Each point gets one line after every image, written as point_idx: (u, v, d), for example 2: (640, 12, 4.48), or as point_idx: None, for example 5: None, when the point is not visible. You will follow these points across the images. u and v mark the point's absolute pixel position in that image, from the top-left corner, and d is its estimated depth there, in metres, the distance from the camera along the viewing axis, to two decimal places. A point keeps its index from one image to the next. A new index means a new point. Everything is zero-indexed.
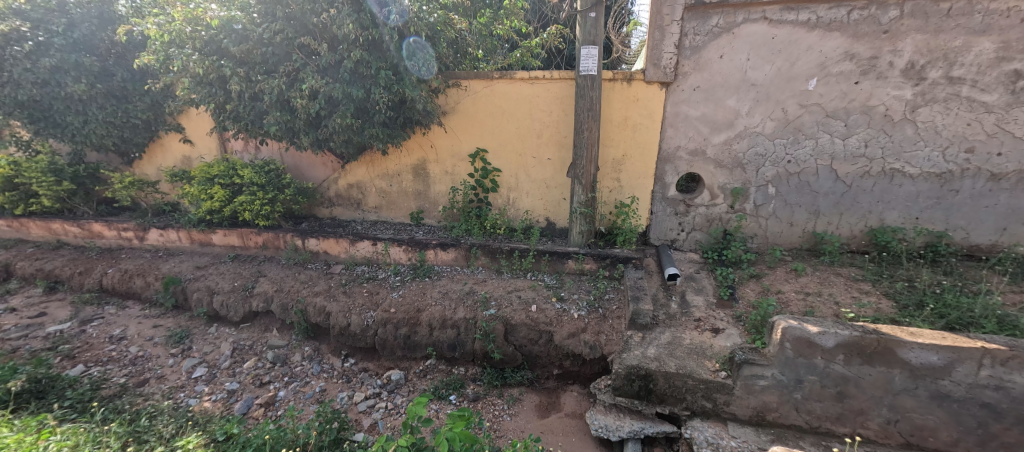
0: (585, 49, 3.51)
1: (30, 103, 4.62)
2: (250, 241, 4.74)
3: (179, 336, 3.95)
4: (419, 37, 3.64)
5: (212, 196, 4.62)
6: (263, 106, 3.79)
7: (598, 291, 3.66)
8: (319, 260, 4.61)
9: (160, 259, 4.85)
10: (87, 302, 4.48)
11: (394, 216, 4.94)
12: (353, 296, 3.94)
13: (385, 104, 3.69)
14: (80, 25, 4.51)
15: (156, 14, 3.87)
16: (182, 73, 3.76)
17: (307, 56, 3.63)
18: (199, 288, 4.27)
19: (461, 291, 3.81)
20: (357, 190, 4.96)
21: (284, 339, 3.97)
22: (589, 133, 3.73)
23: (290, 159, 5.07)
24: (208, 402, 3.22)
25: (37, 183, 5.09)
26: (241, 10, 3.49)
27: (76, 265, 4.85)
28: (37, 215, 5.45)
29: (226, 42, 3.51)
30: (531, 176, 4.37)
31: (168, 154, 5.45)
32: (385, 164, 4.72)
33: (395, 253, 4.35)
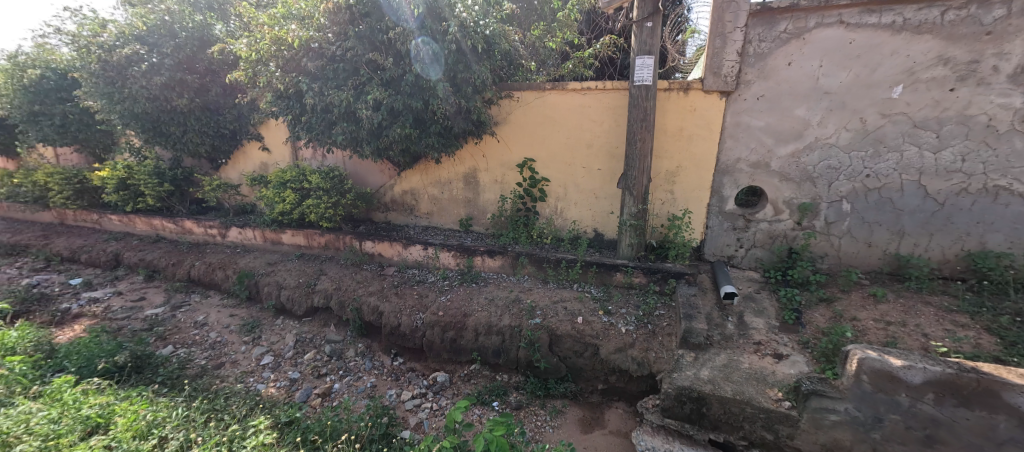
0: (640, 59, 3.46)
1: (144, 116, 5.37)
2: (314, 242, 5.12)
3: (250, 326, 4.33)
4: (426, 38, 3.60)
5: (284, 199, 5.08)
6: (332, 117, 4.11)
7: (648, 306, 3.53)
8: (374, 262, 4.87)
9: (237, 255, 5.38)
10: (177, 290, 5.06)
11: (444, 222, 5.11)
12: (404, 297, 4.11)
13: (441, 115, 3.87)
14: (186, 48, 5.18)
15: (247, 36, 4.37)
16: (267, 88, 4.20)
17: (373, 71, 3.90)
18: (270, 283, 4.67)
19: (507, 298, 3.85)
20: (411, 197, 5.20)
21: (340, 334, 4.22)
22: (642, 144, 3.65)
23: (352, 166, 5.44)
24: (273, 388, 3.49)
25: (144, 185, 5.86)
26: (319, 30, 3.85)
27: (170, 257, 5.50)
28: (142, 212, 6.27)
29: (304, 59, 3.87)
30: (580, 186, 4.34)
31: (248, 160, 6.07)
32: (438, 172, 4.92)
33: (444, 257, 4.49)
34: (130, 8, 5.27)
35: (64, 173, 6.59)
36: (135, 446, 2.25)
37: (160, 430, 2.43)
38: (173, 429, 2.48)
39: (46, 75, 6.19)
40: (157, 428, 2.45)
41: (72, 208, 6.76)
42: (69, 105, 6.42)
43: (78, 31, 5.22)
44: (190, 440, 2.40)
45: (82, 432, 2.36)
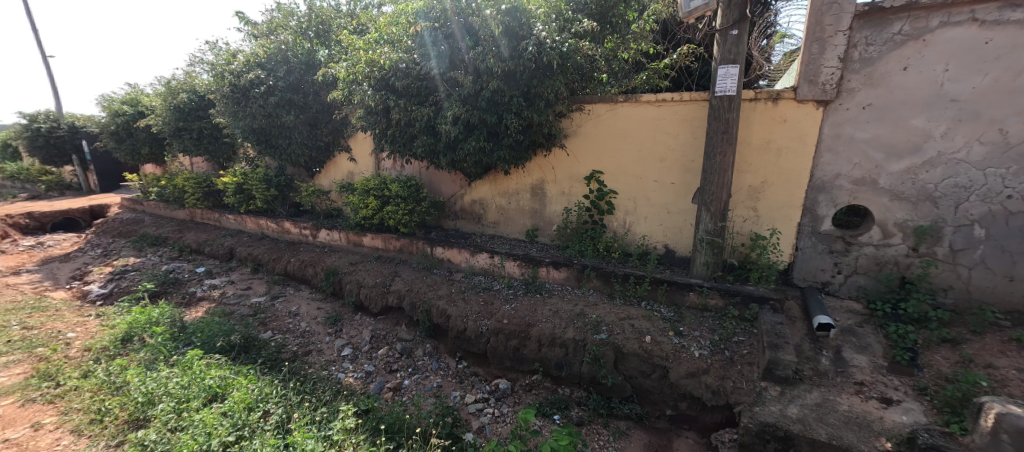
0: (723, 68, 3.29)
1: (260, 130, 6.25)
2: (391, 245, 5.53)
3: (334, 319, 4.77)
4: (432, 26, 3.98)
5: (368, 206, 5.58)
6: (414, 131, 4.45)
7: (725, 331, 3.28)
8: (442, 267, 5.11)
9: (325, 253, 5.98)
10: (276, 282, 5.75)
11: (510, 231, 5.23)
12: (471, 303, 4.25)
13: (514, 128, 4.01)
14: (295, 72, 5.96)
15: (346, 60, 4.92)
16: (360, 105, 4.68)
17: (452, 87, 4.16)
18: (351, 281, 5.12)
19: (572, 311, 3.79)
20: (479, 206, 5.41)
21: (410, 334, 4.47)
22: (723, 158, 3.45)
23: (427, 176, 5.80)
24: (352, 378, 3.80)
25: (255, 189, 6.78)
26: (407, 52, 4.22)
27: (271, 253, 6.26)
28: (252, 213, 7.25)
29: (393, 79, 4.25)
30: (651, 200, 4.20)
31: (338, 169, 6.76)
32: (506, 183, 5.07)
33: (509, 266, 4.59)
34: (255, 40, 6.21)
35: (197, 179, 7.86)
36: (245, 416, 2.60)
37: (263, 404, 2.78)
38: (274, 404, 2.82)
39: (190, 97, 7.46)
40: (261, 402, 2.80)
41: (200, 207, 8.03)
42: (205, 122, 7.68)
43: (217, 60, 6.27)
44: (287, 416, 2.71)
45: (205, 398, 2.79)
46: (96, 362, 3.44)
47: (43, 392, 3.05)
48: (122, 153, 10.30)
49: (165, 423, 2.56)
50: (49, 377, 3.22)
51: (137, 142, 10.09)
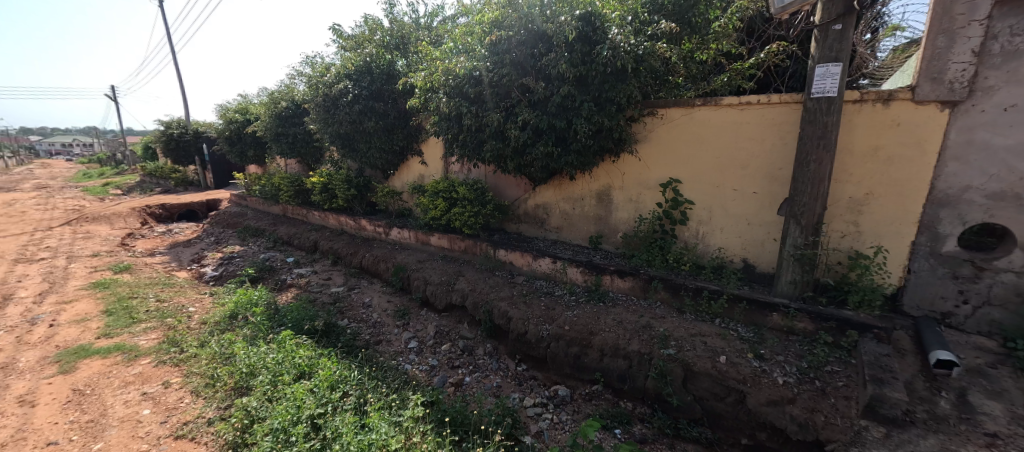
0: (822, 67, 2.99)
1: (345, 135, 6.88)
2: (456, 246, 5.76)
3: (402, 313, 5.06)
4: (501, 41, 4.15)
5: (437, 207, 5.86)
6: (483, 136, 4.61)
7: (816, 358, 2.94)
8: (505, 269, 5.21)
9: (396, 250, 6.38)
10: (352, 274, 6.26)
11: (573, 237, 5.18)
12: (532, 307, 4.27)
13: (583, 133, 3.99)
14: (378, 82, 6.49)
15: (423, 69, 5.25)
16: (435, 112, 4.96)
17: (523, 94, 4.26)
18: (419, 278, 5.40)
19: (637, 323, 3.64)
20: (543, 210, 5.43)
21: (472, 332, 4.60)
22: (818, 166, 3.12)
23: (492, 180, 5.96)
24: (417, 370, 4.00)
25: (338, 189, 7.45)
26: (481, 60, 4.39)
27: (349, 247, 6.83)
28: (334, 210, 7.97)
29: (466, 86, 4.45)
30: (729, 210, 3.92)
31: (411, 171, 7.20)
32: (571, 188, 5.04)
33: (571, 272, 4.55)
34: (345, 54, 6.85)
35: (290, 178, 8.83)
36: (328, 394, 2.85)
37: (343, 385, 3.03)
38: (352, 386, 3.07)
39: (288, 106, 8.43)
40: (342, 383, 3.05)
41: (292, 203, 9.01)
42: (299, 128, 8.62)
43: (313, 73, 7.01)
44: (363, 399, 2.93)
45: (295, 374, 3.11)
46: (211, 334, 4.00)
47: (172, 355, 3.61)
48: (233, 155, 11.89)
49: (264, 392, 2.90)
50: (177, 343, 3.80)
51: (244, 146, 11.60)
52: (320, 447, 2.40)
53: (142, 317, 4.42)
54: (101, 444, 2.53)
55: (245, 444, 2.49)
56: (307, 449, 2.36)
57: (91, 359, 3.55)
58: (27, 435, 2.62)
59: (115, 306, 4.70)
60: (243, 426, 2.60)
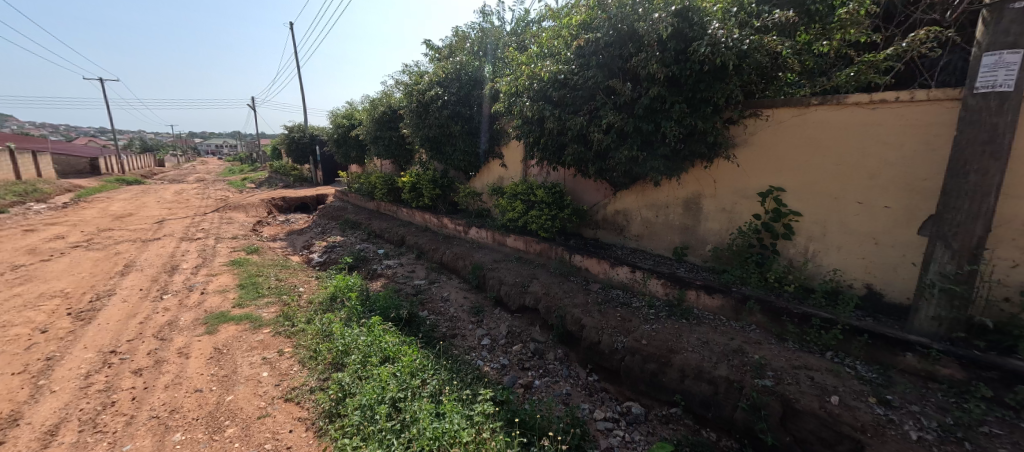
0: (992, 56, 2.43)
1: (433, 138, 7.38)
2: (532, 248, 5.81)
3: (476, 310, 5.22)
4: (588, 43, 4.11)
5: (515, 208, 5.98)
6: (564, 139, 4.58)
7: (968, 415, 2.37)
8: (579, 275, 5.12)
9: (474, 249, 6.63)
10: (433, 269, 6.65)
11: (654, 247, 4.89)
12: (607, 316, 4.12)
13: (673, 136, 3.75)
14: (465, 88, 6.83)
15: (509, 74, 5.40)
16: (517, 116, 5.07)
17: (608, 96, 4.14)
18: (494, 277, 5.54)
19: (726, 346, 3.30)
20: (623, 217, 5.22)
21: (543, 336, 4.58)
22: (981, 177, 2.52)
23: (571, 184, 5.91)
24: (489, 367, 4.09)
25: (425, 188, 8.00)
26: (566, 64, 4.38)
27: (432, 243, 7.28)
28: (420, 208, 8.58)
29: (550, 89, 4.47)
30: (849, 226, 3.37)
31: (491, 173, 7.45)
32: (655, 195, 4.76)
33: (652, 284, 4.31)
34: (437, 62, 7.33)
35: (384, 178, 9.71)
36: (408, 380, 3.06)
37: (422, 373, 3.23)
38: (429, 375, 3.25)
39: (386, 112, 9.29)
40: (420, 371, 3.26)
41: (385, 200, 9.90)
42: (394, 131, 9.46)
43: (409, 81, 7.62)
44: (439, 389, 3.09)
45: (381, 357, 3.41)
46: (315, 312, 4.56)
47: (286, 328, 4.19)
48: (339, 155, 13.46)
49: (355, 370, 3.22)
50: (290, 318, 4.40)
51: (349, 147, 13.06)
52: (399, 428, 2.58)
53: (266, 293, 5.20)
54: (231, 396, 3.01)
55: (337, 415, 2.78)
56: (389, 428, 2.55)
57: (228, 324, 4.27)
58: (182, 380, 3.24)
59: (247, 281, 5.61)
60: (337, 398, 2.91)
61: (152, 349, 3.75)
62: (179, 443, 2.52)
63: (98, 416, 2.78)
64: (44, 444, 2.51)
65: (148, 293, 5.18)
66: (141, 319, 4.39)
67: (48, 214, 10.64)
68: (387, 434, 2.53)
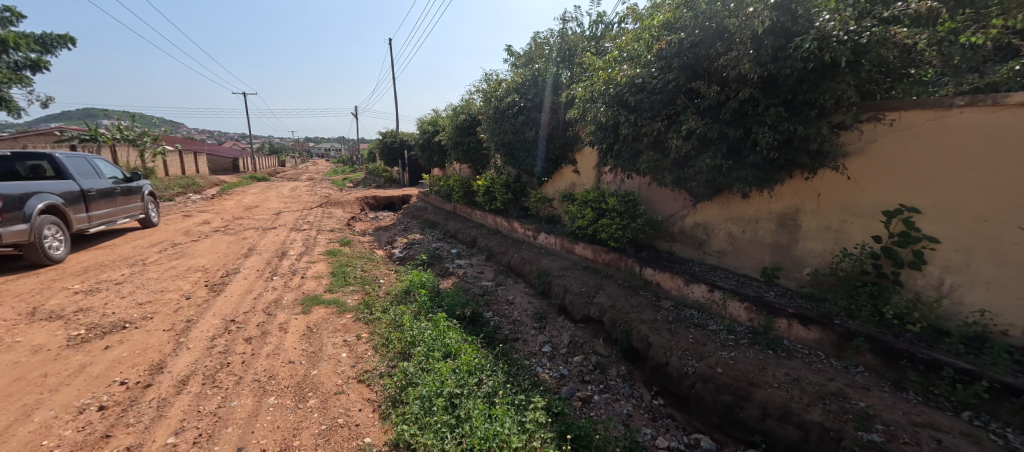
0: None
1: (509, 144, 7.59)
2: (600, 257, 5.65)
3: (540, 316, 5.15)
4: (672, 45, 3.89)
5: (584, 216, 5.85)
6: (640, 146, 4.37)
7: None
8: (650, 289, 4.83)
9: (541, 255, 6.63)
10: (501, 271, 6.76)
11: (739, 265, 4.41)
12: (678, 336, 3.81)
13: (765, 143, 3.36)
14: (542, 94, 6.90)
15: (585, 80, 5.33)
16: (591, 122, 4.98)
17: (690, 100, 3.89)
18: (559, 284, 5.48)
19: (822, 386, 2.83)
20: (703, 230, 4.80)
21: (607, 350, 4.38)
22: None
23: (647, 193, 5.62)
24: (548, 375, 3.96)
25: (498, 192, 8.23)
26: (645, 67, 4.20)
27: (501, 246, 7.45)
28: (493, 212, 8.87)
29: (627, 94, 4.29)
30: (1005, 256, 2.69)
31: (563, 179, 7.44)
32: (743, 208, 4.30)
33: (733, 307, 3.90)
34: (516, 70, 7.53)
35: (461, 181, 10.25)
36: (466, 378, 3.17)
37: (479, 372, 3.33)
38: (486, 375, 3.33)
39: (467, 118, 9.82)
40: (478, 371, 3.36)
41: (461, 202, 10.43)
42: (472, 137, 9.93)
43: (489, 89, 7.95)
44: (494, 389, 3.15)
45: (444, 352, 3.60)
46: (391, 303, 4.95)
47: (365, 315, 4.61)
48: (423, 159, 14.51)
49: (420, 361, 3.43)
50: (369, 306, 4.84)
51: (432, 152, 14.08)
52: (454, 423, 2.67)
53: (352, 282, 5.79)
54: (316, 371, 3.40)
55: (400, 401, 2.97)
56: (444, 421, 2.66)
57: (320, 306, 4.84)
58: (280, 351, 3.74)
59: (338, 270, 6.31)
60: (401, 386, 3.12)
61: (261, 321, 4.41)
62: (271, 406, 2.91)
63: (216, 373, 3.34)
64: (178, 390, 3.09)
65: (262, 273, 6.09)
66: (255, 296, 5.18)
67: (200, 203, 13.12)
68: (442, 426, 2.63)
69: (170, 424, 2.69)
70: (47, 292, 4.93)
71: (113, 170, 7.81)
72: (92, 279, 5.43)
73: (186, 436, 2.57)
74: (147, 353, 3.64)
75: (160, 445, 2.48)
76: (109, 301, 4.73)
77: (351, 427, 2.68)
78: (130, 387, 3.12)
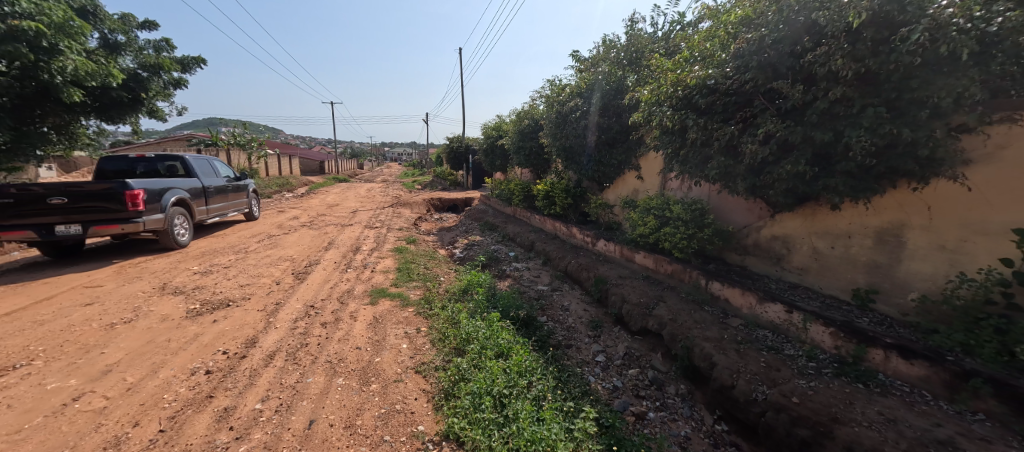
0: None
1: (570, 148, 7.57)
2: (662, 267, 5.40)
3: (595, 324, 5.03)
4: (749, 42, 3.61)
5: (646, 224, 5.61)
6: (710, 151, 4.09)
7: None
8: (717, 305, 4.50)
9: (599, 262, 6.48)
10: (557, 276, 6.71)
11: (825, 286, 3.93)
12: (747, 359, 3.50)
13: (859, 149, 2.97)
14: (606, 98, 6.76)
15: (651, 82, 5.13)
16: (656, 125, 4.78)
17: (770, 102, 3.57)
18: (617, 293, 5.30)
19: (927, 433, 2.41)
20: (781, 244, 4.37)
21: (665, 366, 4.13)
22: None
23: (718, 202, 5.25)
24: (600, 385, 3.83)
25: (558, 197, 8.22)
26: (718, 68, 3.94)
27: (558, 251, 7.41)
28: (552, 216, 8.88)
29: (697, 96, 4.04)
30: None
31: (625, 185, 7.25)
32: (830, 221, 3.84)
33: (815, 331, 3.49)
34: (580, 74, 7.48)
35: (522, 185, 10.41)
36: (516, 379, 3.22)
37: (529, 375, 3.36)
38: (536, 379, 3.35)
39: (530, 123, 9.97)
40: (528, 373, 3.39)
41: (520, 206, 10.57)
42: (534, 142, 10.06)
43: (553, 94, 7.98)
44: (543, 393, 3.16)
45: (496, 351, 3.69)
46: (449, 300, 5.18)
47: (426, 310, 4.87)
48: (487, 164, 14.94)
49: (473, 358, 3.56)
50: (429, 302, 5.10)
51: (495, 157, 14.47)
52: (503, 422, 2.72)
53: (415, 278, 6.14)
54: (379, 358, 3.67)
55: (452, 395, 3.09)
56: (493, 419, 2.72)
57: (386, 299, 5.21)
58: (349, 337, 4.10)
59: (404, 266, 6.75)
60: (454, 380, 3.25)
61: (335, 309, 4.87)
62: (339, 386, 3.19)
63: (296, 352, 3.75)
64: (266, 363, 3.52)
65: (339, 265, 6.71)
66: (332, 285, 5.72)
67: (292, 201, 14.81)
68: (490, 424, 2.69)
69: (258, 392, 3.08)
70: (174, 271, 5.91)
71: (227, 170, 9.14)
72: (207, 262, 6.40)
73: (269, 404, 2.92)
74: (244, 329, 4.20)
75: (249, 409, 2.85)
76: (219, 282, 5.54)
77: (406, 414, 2.85)
78: (229, 357, 3.62)
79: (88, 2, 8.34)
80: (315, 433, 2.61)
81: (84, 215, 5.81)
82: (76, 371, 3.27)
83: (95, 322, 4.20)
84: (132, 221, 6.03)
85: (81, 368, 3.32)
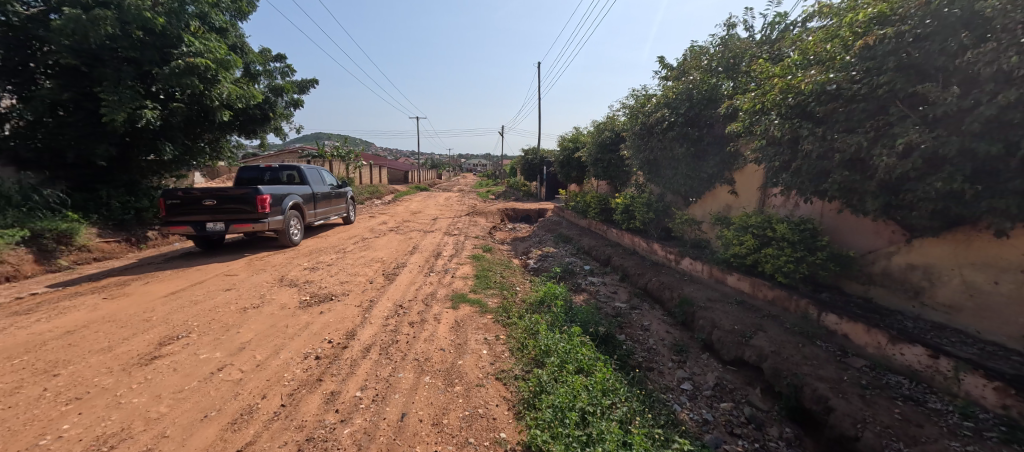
0: None
1: (654, 160, 7.29)
2: (762, 292, 4.89)
3: (680, 348, 4.67)
4: (883, 41, 3.19)
5: (742, 243, 5.13)
6: (828, 165, 3.62)
7: None
8: (832, 340, 3.92)
9: (684, 281, 6.06)
10: (636, 294, 6.40)
11: (986, 329, 3.23)
12: (875, 407, 2.98)
13: None
14: (696, 107, 6.42)
15: (753, 89, 4.75)
16: (760, 136, 4.39)
17: (911, 109, 3.08)
18: (706, 317, 4.89)
19: None
20: (921, 275, 3.69)
21: (765, 404, 3.66)
22: None
23: (834, 222, 4.61)
24: (687, 415, 3.52)
25: (638, 211, 7.91)
26: (840, 71, 3.51)
27: (637, 268, 7.08)
28: (630, 230, 8.55)
29: (813, 104, 3.65)
30: None
31: (716, 200, 6.74)
32: (994, 250, 3.16)
33: (972, 384, 2.87)
34: (667, 83, 7.20)
35: (599, 198, 10.23)
36: (600, 397, 3.14)
37: (612, 395, 3.25)
38: (620, 400, 3.22)
39: (610, 135, 9.81)
40: (611, 393, 3.27)
41: (596, 219, 10.36)
42: (614, 154, 9.85)
43: (637, 105, 7.75)
44: (628, 417, 3.02)
45: (576, 367, 3.64)
46: (526, 310, 5.24)
47: (503, 318, 4.97)
48: (562, 175, 14.94)
49: (553, 371, 3.55)
50: (507, 310, 5.20)
51: (571, 168, 14.43)
52: (587, 440, 2.65)
53: (492, 286, 6.32)
54: (461, 362, 3.82)
55: (533, 406, 3.10)
56: (576, 436, 2.66)
57: (466, 304, 5.42)
58: (434, 338, 4.35)
59: (482, 273, 7.00)
60: (535, 391, 3.27)
61: (421, 310, 5.20)
62: (426, 383, 3.39)
63: (389, 347, 4.07)
64: (363, 355, 3.87)
65: (423, 269, 7.18)
66: (417, 287, 6.13)
67: (381, 207, 16.23)
68: (573, 440, 2.63)
69: (357, 380, 3.40)
70: (290, 266, 6.81)
71: (332, 179, 10.36)
72: (314, 260, 7.27)
73: (367, 393, 3.20)
74: (345, 322, 4.68)
75: (351, 395, 3.15)
76: (324, 278, 6.25)
77: (488, 420, 2.91)
78: (334, 346, 4.05)
79: (238, 40, 10.15)
80: (407, 425, 2.79)
81: (227, 215, 6.99)
82: (220, 345, 3.91)
83: (233, 305, 5.00)
84: (260, 221, 7.11)
85: (224, 343, 3.96)
